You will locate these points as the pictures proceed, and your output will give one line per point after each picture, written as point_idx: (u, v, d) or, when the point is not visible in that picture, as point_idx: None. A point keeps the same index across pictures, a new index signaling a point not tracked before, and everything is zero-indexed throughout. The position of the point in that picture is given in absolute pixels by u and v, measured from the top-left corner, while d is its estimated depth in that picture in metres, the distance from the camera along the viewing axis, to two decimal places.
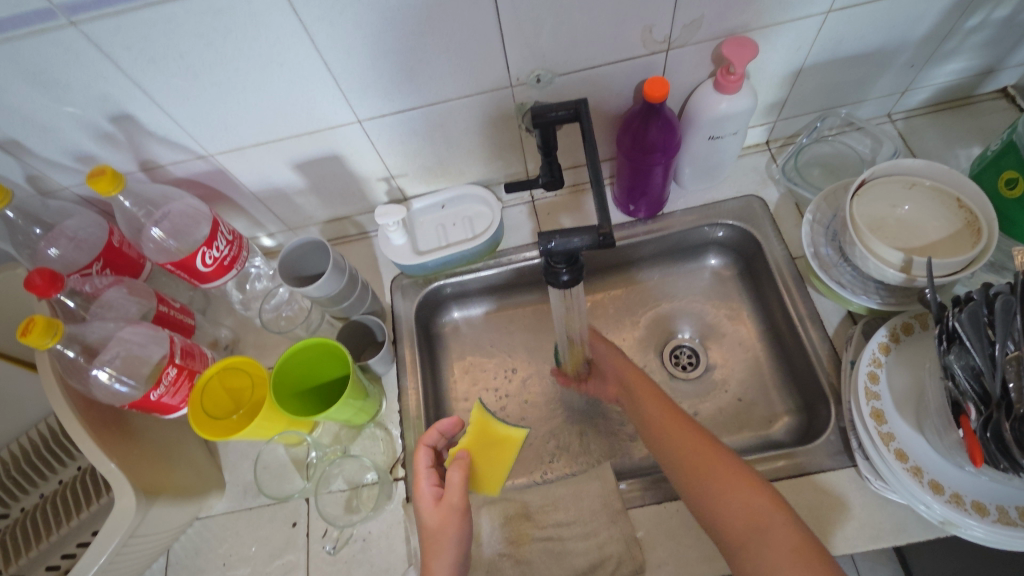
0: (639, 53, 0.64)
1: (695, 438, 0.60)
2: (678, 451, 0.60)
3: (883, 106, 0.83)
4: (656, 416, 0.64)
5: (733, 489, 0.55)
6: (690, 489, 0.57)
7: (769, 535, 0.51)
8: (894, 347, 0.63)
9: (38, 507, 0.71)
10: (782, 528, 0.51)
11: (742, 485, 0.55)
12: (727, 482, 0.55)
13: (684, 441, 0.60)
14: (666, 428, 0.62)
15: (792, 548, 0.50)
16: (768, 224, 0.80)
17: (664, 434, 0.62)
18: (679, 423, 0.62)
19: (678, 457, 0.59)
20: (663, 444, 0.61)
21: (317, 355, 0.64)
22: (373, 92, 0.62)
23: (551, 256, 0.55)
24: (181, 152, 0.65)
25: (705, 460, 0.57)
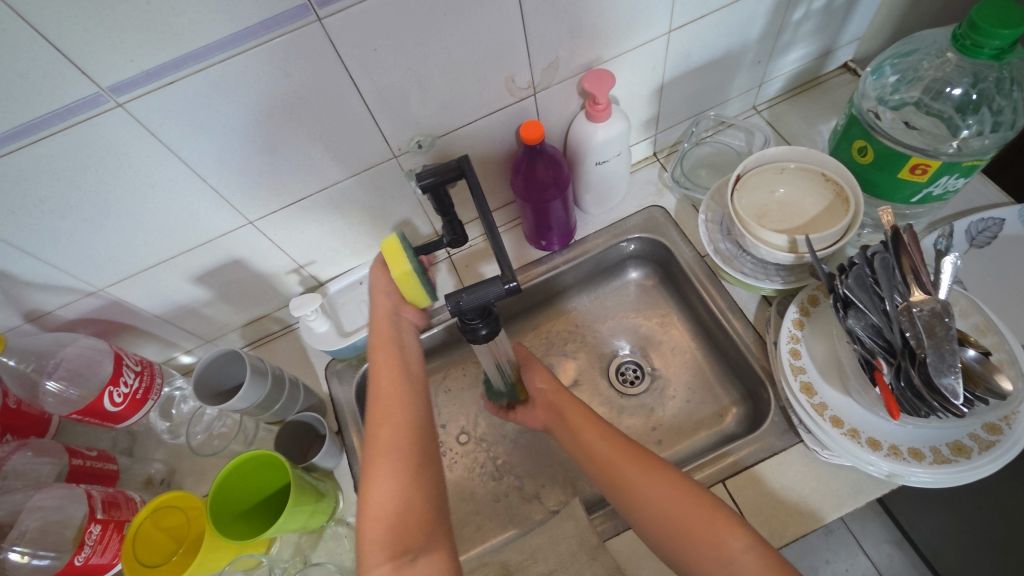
0: (509, 102, 0.67)
1: (626, 459, 0.59)
2: (611, 470, 0.60)
3: (746, 101, 0.90)
4: (587, 441, 0.64)
5: (674, 513, 0.54)
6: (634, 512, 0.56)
7: (723, 553, 0.50)
8: (806, 321, 0.66)
9: None
10: (731, 541, 0.50)
11: (712, 519, 0.52)
12: (667, 506, 0.54)
13: (618, 465, 0.59)
14: (599, 453, 0.62)
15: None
16: (673, 229, 0.84)
17: (599, 459, 0.61)
18: (610, 442, 0.62)
19: (609, 477, 0.59)
20: (602, 470, 0.61)
21: (253, 470, 0.60)
22: (257, 190, 0.62)
23: (463, 314, 0.55)
24: (67, 294, 0.62)
25: (640, 483, 0.57)
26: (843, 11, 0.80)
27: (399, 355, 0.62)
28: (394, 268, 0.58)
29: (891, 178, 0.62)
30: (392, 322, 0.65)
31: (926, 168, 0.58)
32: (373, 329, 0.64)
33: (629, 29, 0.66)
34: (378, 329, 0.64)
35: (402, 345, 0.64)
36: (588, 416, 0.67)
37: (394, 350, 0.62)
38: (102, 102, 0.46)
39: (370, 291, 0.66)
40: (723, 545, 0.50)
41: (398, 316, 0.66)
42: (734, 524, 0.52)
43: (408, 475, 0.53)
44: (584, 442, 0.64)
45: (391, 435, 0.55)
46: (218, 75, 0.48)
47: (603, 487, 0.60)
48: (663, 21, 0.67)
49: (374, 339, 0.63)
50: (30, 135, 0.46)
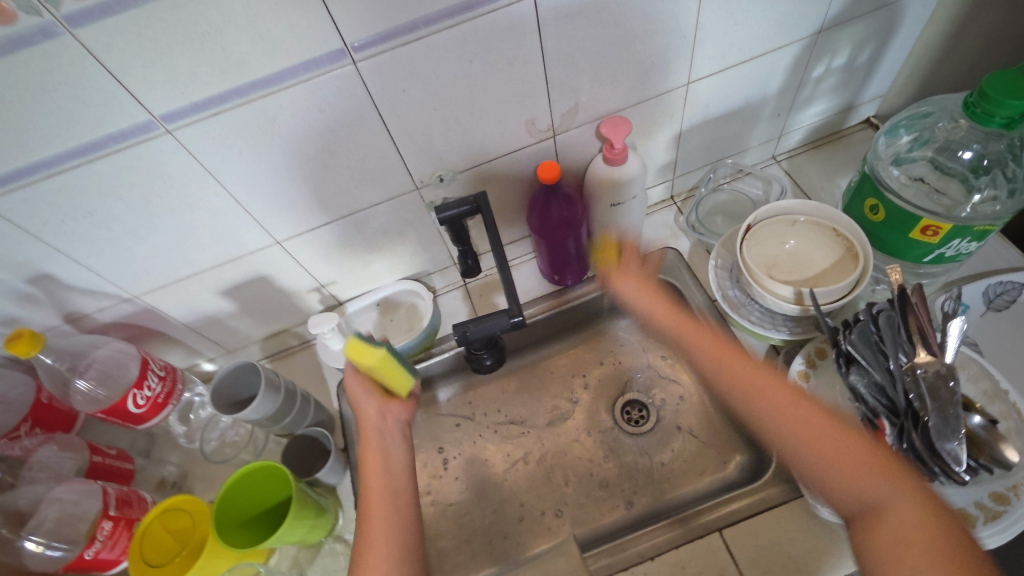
0: (529, 142, 0.70)
1: (768, 382, 0.62)
2: (755, 394, 0.61)
3: (766, 150, 0.91)
4: (710, 352, 0.68)
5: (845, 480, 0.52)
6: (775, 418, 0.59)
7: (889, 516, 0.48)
8: (812, 374, 0.66)
9: None
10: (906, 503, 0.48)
11: (887, 462, 0.51)
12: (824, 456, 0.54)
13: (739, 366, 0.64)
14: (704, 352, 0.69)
15: (902, 538, 0.47)
16: (685, 272, 0.85)
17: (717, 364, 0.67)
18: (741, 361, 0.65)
19: (734, 397, 0.63)
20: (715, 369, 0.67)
21: (259, 479, 0.63)
22: (286, 213, 0.65)
23: (470, 343, 0.57)
24: (105, 299, 0.66)
25: (772, 398, 0.60)
26: (864, 70, 0.82)
27: (383, 462, 0.62)
28: (368, 360, 0.62)
29: (903, 237, 0.62)
30: (380, 435, 0.64)
31: (937, 230, 0.59)
32: (361, 446, 0.63)
33: (648, 79, 0.69)
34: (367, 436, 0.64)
35: (390, 453, 0.63)
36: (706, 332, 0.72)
37: (382, 462, 0.62)
38: (153, 129, 0.51)
39: (351, 402, 0.66)
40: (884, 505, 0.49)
41: (385, 417, 0.67)
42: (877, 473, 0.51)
43: None
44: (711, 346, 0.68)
45: (379, 550, 0.55)
46: (259, 108, 0.53)
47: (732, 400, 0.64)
48: (682, 73, 0.70)
49: (363, 445, 0.63)
50: (86, 155, 0.51)
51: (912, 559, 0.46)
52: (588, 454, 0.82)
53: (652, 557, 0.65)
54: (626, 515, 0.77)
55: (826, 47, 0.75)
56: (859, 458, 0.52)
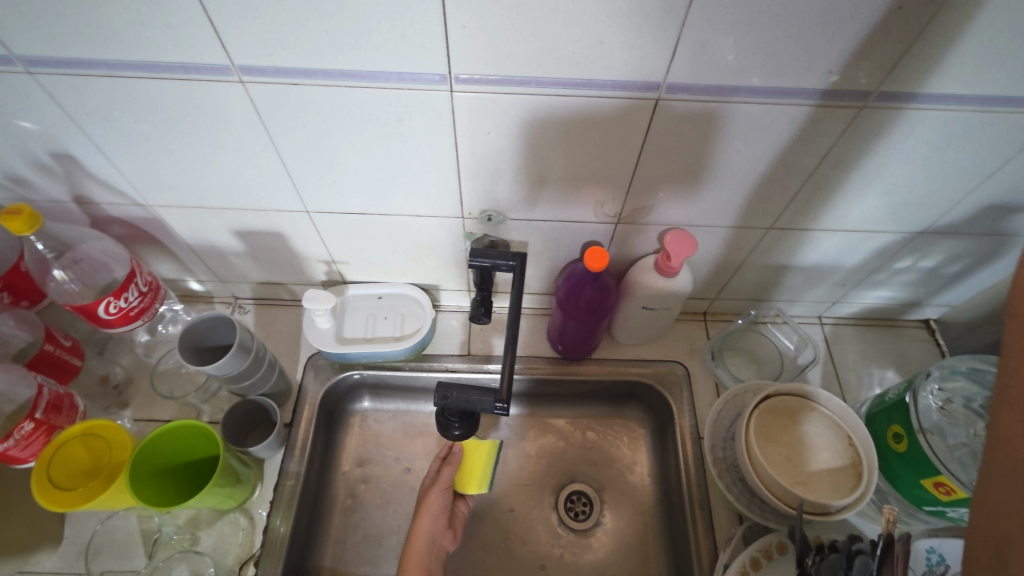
0: (589, 220, 0.66)
1: None
2: None
3: (815, 309, 0.87)
4: None
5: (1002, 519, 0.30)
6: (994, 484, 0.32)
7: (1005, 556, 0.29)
8: (764, 564, 0.63)
9: None
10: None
11: None
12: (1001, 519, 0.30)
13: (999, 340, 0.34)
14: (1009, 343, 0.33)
15: None
16: (685, 395, 0.81)
17: None
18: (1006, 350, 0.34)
19: None
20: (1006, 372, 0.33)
21: (191, 435, 0.61)
22: (326, 191, 0.63)
23: (445, 410, 0.54)
24: (120, 197, 0.64)
25: None
26: (945, 280, 0.77)
27: None
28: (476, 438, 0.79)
29: (914, 478, 0.59)
30: (427, 546, 0.69)
31: (949, 490, 0.56)
32: (407, 552, 0.68)
33: (733, 209, 0.65)
34: (414, 551, 0.68)
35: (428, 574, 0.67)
36: None
37: None
38: (227, 74, 0.48)
39: (416, 512, 0.72)
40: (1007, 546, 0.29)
41: (435, 540, 0.71)
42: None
43: None
44: None
45: None
46: (340, 96, 0.50)
47: None
48: (768, 216, 0.66)
49: (409, 557, 0.67)
50: (151, 72, 0.48)
51: None
52: (517, 527, 0.80)
53: None
54: None
55: (918, 246, 0.71)
56: None
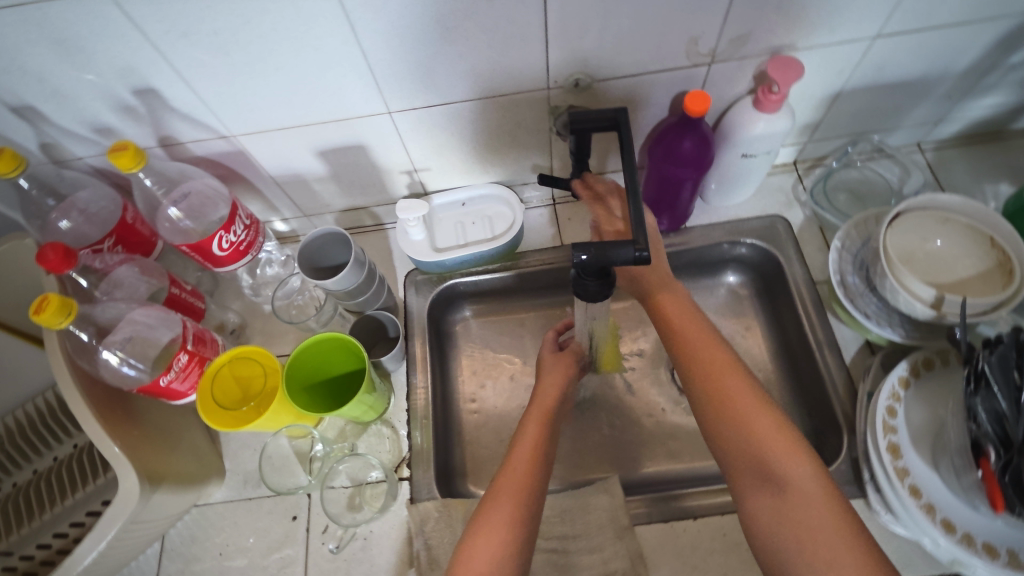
0: (681, 65, 0.63)
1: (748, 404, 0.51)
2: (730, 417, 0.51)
3: (914, 135, 0.82)
4: (734, 397, 0.52)
5: (789, 522, 0.45)
6: (753, 497, 0.48)
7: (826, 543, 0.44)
8: (913, 382, 0.64)
9: (32, 484, 0.69)
10: (812, 477, 0.46)
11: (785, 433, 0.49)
12: (745, 436, 0.50)
13: (705, 367, 0.54)
14: (714, 381, 0.53)
15: (812, 503, 0.45)
16: (791, 247, 0.79)
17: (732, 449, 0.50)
18: (715, 350, 0.55)
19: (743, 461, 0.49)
20: (728, 429, 0.50)
21: (333, 350, 0.63)
22: (405, 82, 0.60)
23: (583, 269, 0.54)
24: (204, 131, 0.63)
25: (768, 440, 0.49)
26: None
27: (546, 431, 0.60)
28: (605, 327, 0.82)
29: None
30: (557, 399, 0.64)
31: None
32: (535, 403, 0.63)
33: (836, 22, 0.60)
34: (540, 402, 0.64)
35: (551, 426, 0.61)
36: (732, 367, 0.53)
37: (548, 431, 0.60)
38: None
39: (541, 377, 0.68)
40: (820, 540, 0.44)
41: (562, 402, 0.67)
42: (803, 448, 0.48)
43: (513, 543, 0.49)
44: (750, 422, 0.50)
45: (511, 488, 0.53)
46: None
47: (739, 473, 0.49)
48: (876, 23, 0.61)
49: (534, 408, 0.63)
50: None
51: (814, 531, 0.44)
52: (639, 403, 0.81)
53: (694, 516, 0.65)
54: (666, 468, 0.76)
55: None
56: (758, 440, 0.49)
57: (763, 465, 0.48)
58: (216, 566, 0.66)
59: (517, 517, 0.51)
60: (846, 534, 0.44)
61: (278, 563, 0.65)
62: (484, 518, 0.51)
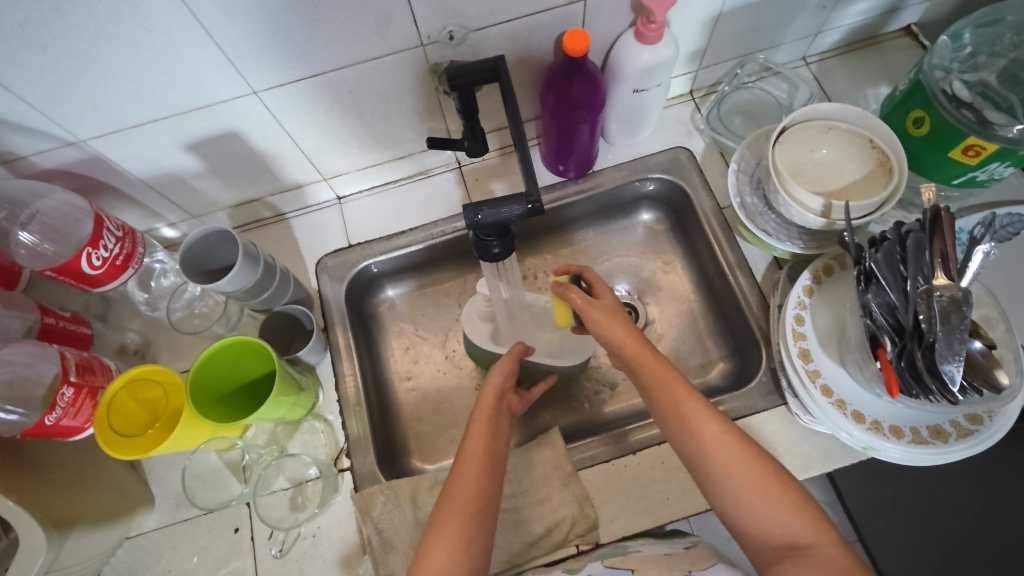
0: (555, 5, 0.60)
1: (698, 412, 0.54)
2: (687, 427, 0.53)
3: (798, 49, 0.83)
4: (680, 403, 0.55)
5: (760, 507, 0.48)
6: (717, 488, 0.51)
7: (811, 555, 0.45)
8: (817, 289, 0.66)
9: None
10: (765, 466, 0.50)
11: (736, 438, 0.52)
12: (710, 437, 0.52)
13: (674, 393, 0.55)
14: (677, 412, 0.54)
15: (773, 488, 0.49)
16: (696, 175, 0.80)
17: (695, 449, 0.52)
18: (675, 384, 0.56)
19: (703, 458, 0.52)
20: (697, 455, 0.52)
21: (236, 355, 0.60)
22: (264, 57, 0.55)
23: (480, 230, 0.53)
24: (46, 140, 0.56)
25: (721, 449, 0.51)
26: None
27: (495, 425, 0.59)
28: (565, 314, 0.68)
29: (940, 155, 0.61)
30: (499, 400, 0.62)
31: (980, 151, 0.57)
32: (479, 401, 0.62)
33: None
34: (484, 403, 0.61)
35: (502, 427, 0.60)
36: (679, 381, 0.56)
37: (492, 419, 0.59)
38: None
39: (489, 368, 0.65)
40: (807, 553, 0.46)
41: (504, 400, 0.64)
42: (747, 445, 0.51)
43: (476, 528, 0.49)
44: (698, 425, 0.53)
45: (470, 467, 0.53)
46: None
47: (698, 470, 0.52)
48: None
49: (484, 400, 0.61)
50: None
51: (778, 502, 0.48)
52: None
53: (634, 450, 0.66)
54: (606, 410, 0.78)
55: None
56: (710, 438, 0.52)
57: (716, 468, 0.51)
58: None
59: (475, 517, 0.50)
60: (825, 541, 0.46)
61: None
62: (440, 522, 0.49)
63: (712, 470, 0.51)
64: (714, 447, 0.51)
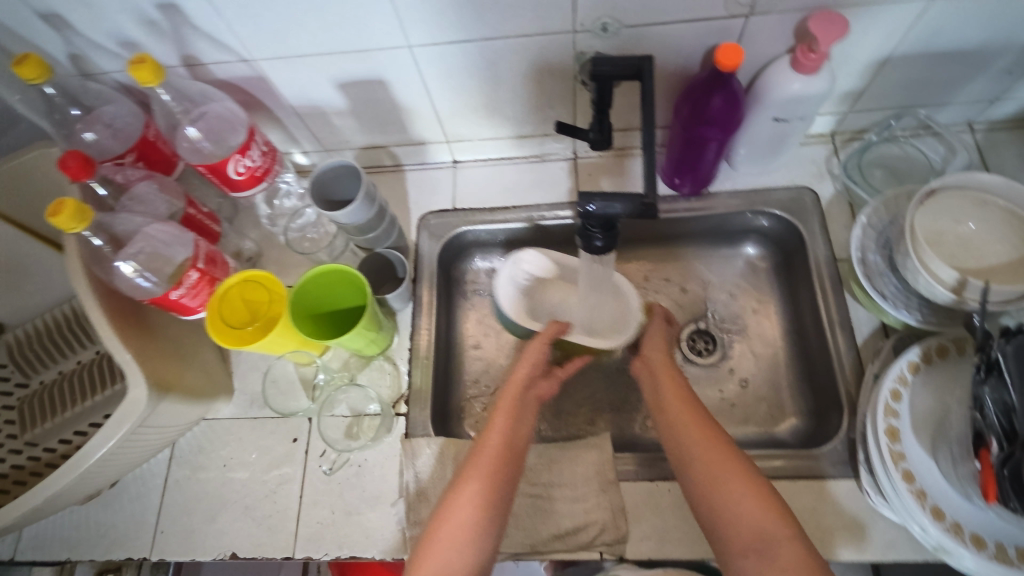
0: (717, 16, 0.59)
1: (688, 409, 0.58)
2: (676, 420, 0.58)
3: (966, 113, 0.76)
4: (675, 399, 0.59)
5: (732, 505, 0.51)
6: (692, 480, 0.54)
7: (774, 553, 0.47)
8: (923, 368, 0.61)
9: (66, 379, 0.74)
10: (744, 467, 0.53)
11: (716, 437, 0.55)
12: (694, 432, 0.56)
13: (672, 392, 0.60)
14: (674, 411, 0.58)
15: (750, 489, 0.51)
16: (815, 220, 0.76)
17: (679, 440, 0.56)
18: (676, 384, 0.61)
19: (684, 448, 0.56)
20: (680, 445, 0.56)
21: (334, 281, 0.64)
22: (426, 15, 0.58)
23: (587, 220, 0.53)
24: (225, 53, 0.63)
25: (700, 444, 0.55)
26: None
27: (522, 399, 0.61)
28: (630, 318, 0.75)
29: None
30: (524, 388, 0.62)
31: None
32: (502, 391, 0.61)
33: None
34: (508, 392, 0.61)
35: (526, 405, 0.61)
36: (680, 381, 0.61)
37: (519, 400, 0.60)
38: None
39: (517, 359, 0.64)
40: (773, 550, 0.48)
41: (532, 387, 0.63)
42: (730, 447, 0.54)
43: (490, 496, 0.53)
44: (684, 418, 0.57)
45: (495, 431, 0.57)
46: None
47: (677, 459, 0.56)
48: None
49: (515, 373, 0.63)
50: None
51: (754, 503, 0.50)
52: None
53: None
54: None
55: None
56: (692, 431, 0.56)
57: (693, 460, 0.54)
58: (219, 476, 0.71)
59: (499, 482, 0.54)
60: (790, 534, 0.48)
61: (276, 479, 0.69)
62: (451, 502, 0.53)
63: (689, 461, 0.55)
64: (695, 440, 0.55)
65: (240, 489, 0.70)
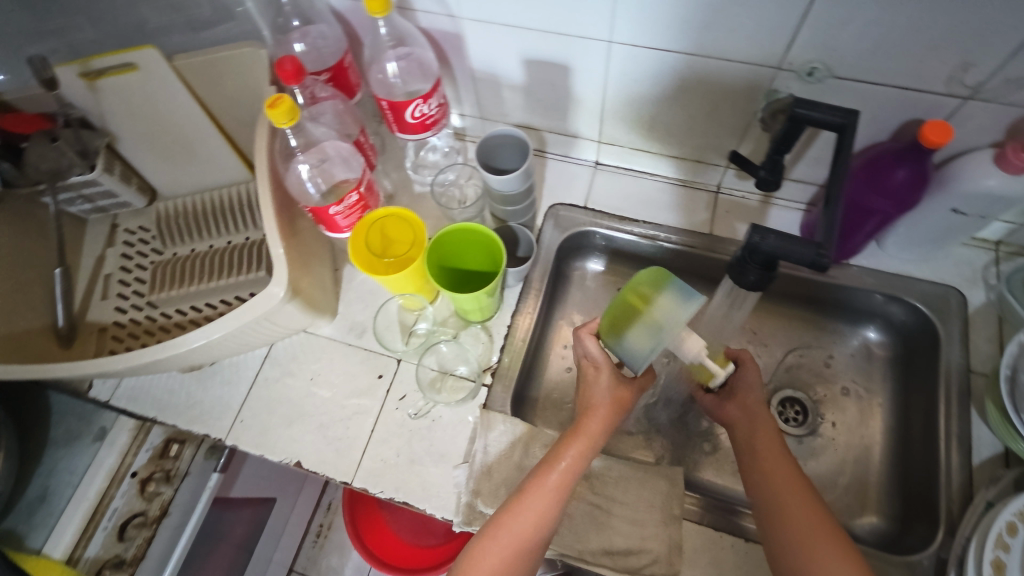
0: (933, 91, 0.57)
1: (788, 480, 0.55)
2: (770, 488, 0.56)
3: None
4: (771, 466, 0.57)
5: None
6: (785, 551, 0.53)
7: None
8: None
9: (213, 255, 0.81)
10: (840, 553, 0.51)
11: (816, 514, 0.53)
12: (790, 506, 0.54)
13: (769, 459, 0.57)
14: (769, 479, 0.56)
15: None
16: (957, 325, 0.72)
17: (775, 509, 0.55)
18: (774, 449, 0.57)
19: (778, 520, 0.54)
20: (773, 515, 0.54)
21: (471, 241, 0.66)
22: (640, 16, 0.59)
23: (751, 253, 0.53)
24: (437, 5, 0.65)
25: (795, 519, 0.53)
26: None
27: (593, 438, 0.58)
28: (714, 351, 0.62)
29: None
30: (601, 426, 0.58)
31: None
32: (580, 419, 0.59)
33: None
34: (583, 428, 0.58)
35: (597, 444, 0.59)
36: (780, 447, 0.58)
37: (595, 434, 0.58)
38: None
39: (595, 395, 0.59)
40: None
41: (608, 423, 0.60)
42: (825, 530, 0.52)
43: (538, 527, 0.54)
44: (782, 489, 0.55)
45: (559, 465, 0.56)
46: None
47: (768, 529, 0.55)
48: None
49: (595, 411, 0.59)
50: None
51: None
52: None
53: (748, 538, 0.63)
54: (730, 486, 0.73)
55: None
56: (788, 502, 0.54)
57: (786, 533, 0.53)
58: (304, 387, 0.74)
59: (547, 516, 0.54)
60: None
61: (354, 408, 0.72)
62: (507, 516, 0.54)
63: (783, 534, 0.53)
64: (791, 515, 0.53)
65: (320, 406, 0.73)
